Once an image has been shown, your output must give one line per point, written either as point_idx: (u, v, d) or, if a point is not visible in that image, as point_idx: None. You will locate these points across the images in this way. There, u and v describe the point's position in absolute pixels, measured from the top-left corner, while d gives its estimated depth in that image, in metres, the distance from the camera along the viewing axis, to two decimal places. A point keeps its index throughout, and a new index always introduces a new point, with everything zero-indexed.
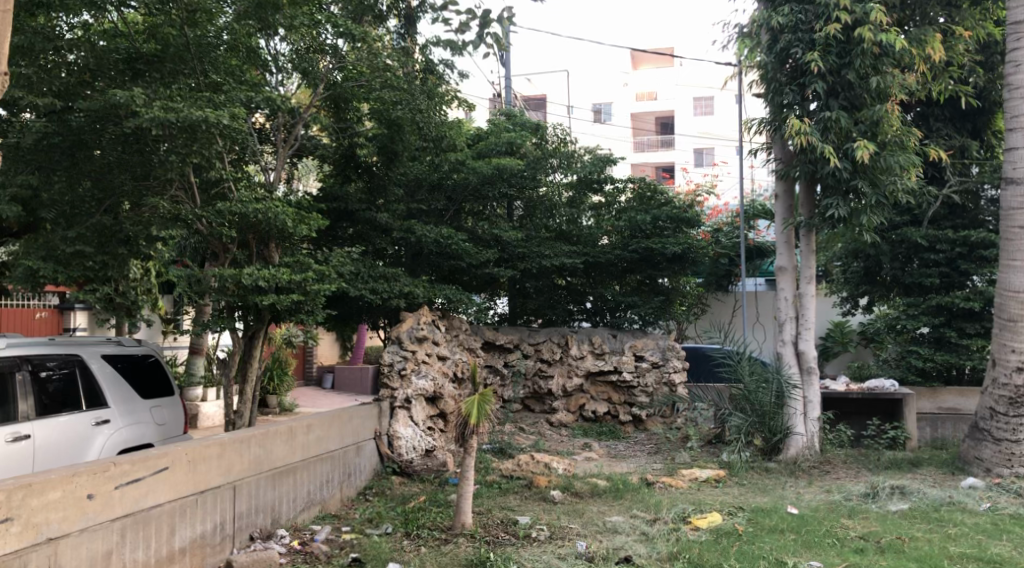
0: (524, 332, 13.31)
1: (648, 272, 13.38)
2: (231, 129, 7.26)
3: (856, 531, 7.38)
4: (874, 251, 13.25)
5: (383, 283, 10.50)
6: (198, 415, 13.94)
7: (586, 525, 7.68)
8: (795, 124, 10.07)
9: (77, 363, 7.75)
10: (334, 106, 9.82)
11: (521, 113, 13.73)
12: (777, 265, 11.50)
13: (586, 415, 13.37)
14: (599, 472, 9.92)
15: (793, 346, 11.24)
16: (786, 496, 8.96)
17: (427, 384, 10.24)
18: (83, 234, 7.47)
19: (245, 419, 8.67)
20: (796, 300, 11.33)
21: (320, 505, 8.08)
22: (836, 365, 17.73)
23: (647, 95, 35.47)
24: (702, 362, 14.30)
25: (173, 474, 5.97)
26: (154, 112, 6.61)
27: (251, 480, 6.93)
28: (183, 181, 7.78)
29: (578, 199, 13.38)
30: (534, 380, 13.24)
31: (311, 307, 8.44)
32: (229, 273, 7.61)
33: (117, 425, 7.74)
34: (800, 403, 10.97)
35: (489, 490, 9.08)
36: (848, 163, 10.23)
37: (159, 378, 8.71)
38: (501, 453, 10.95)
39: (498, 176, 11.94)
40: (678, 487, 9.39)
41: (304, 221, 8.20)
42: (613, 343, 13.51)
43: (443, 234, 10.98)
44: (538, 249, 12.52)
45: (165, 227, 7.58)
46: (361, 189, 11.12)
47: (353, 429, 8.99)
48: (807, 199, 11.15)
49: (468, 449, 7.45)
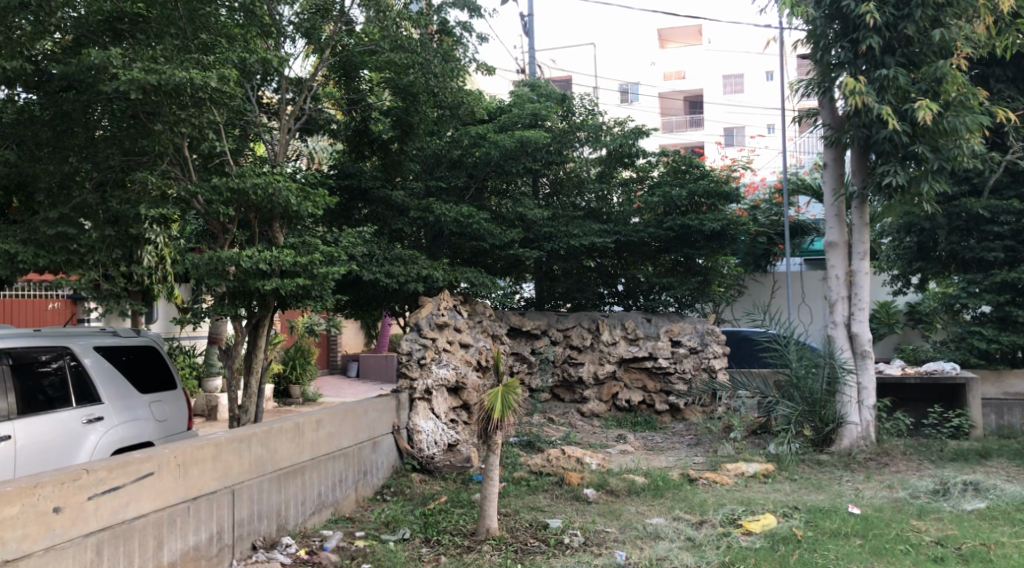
0: (552, 317, 12.53)
1: (684, 251, 12.48)
2: (221, 94, 6.64)
3: (931, 535, 6.53)
4: (929, 224, 12.22)
5: (400, 266, 9.76)
6: (217, 407, 13.46)
7: (624, 529, 6.93)
8: (850, 84, 9.08)
9: (70, 356, 7.15)
10: (343, 75, 9.24)
11: (545, 84, 12.92)
12: (827, 240, 10.58)
13: (620, 405, 12.51)
14: (636, 468, 9.11)
15: (845, 329, 10.35)
16: (845, 493, 8.11)
17: (448, 373, 9.56)
18: (66, 214, 6.74)
19: (251, 414, 7.98)
20: (848, 278, 10.41)
21: (332, 507, 7.42)
22: (883, 347, 16.75)
23: (675, 74, 34.28)
24: (743, 346, 13.43)
25: (160, 480, 5.33)
26: (132, 74, 5.96)
27: (252, 484, 6.27)
28: (176, 155, 7.17)
29: (607, 173, 12.67)
30: (563, 367, 12.47)
31: (320, 291, 7.75)
32: (227, 255, 6.95)
33: (111, 423, 7.13)
34: (854, 389, 10.09)
35: (516, 488, 8.36)
36: (908, 126, 9.29)
37: (160, 372, 8.12)
38: (529, 447, 10.21)
39: (521, 150, 11.14)
40: (724, 483, 8.59)
41: (310, 199, 7.51)
42: (647, 328, 12.59)
43: (463, 213, 10.20)
44: (566, 228, 11.74)
45: (153, 206, 6.87)
46: (376, 166, 10.39)
47: (368, 424, 8.29)
48: (859, 167, 10.20)
49: (491, 446, 6.73)
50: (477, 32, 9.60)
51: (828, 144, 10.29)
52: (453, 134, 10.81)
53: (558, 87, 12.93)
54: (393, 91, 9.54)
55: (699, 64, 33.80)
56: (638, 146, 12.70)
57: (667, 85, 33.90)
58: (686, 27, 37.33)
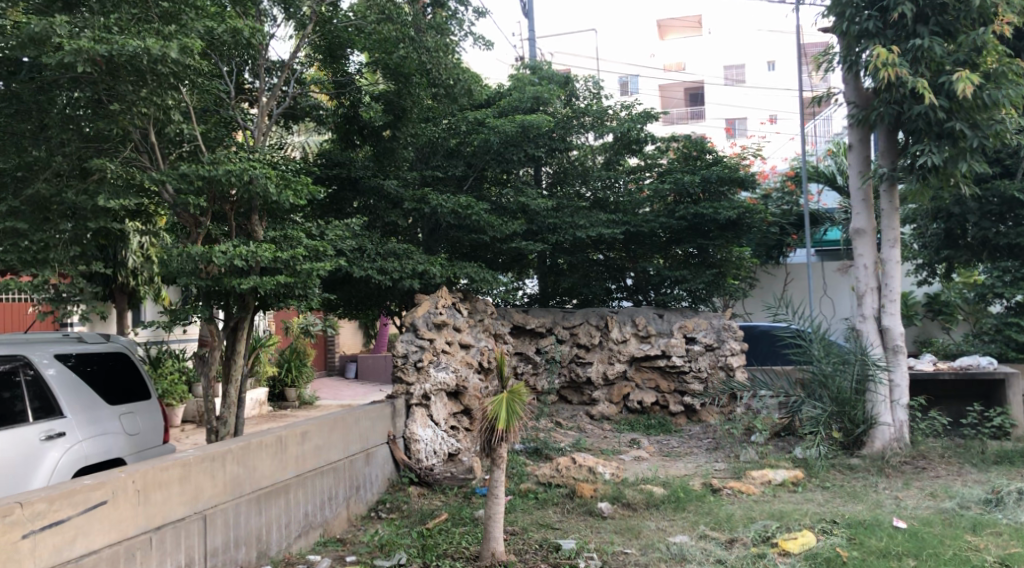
0: (557, 314, 11.82)
1: (697, 242, 11.76)
2: (184, 67, 5.87)
3: (992, 554, 5.82)
4: (959, 208, 11.45)
5: (393, 262, 9.02)
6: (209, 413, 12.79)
7: (647, 551, 6.19)
8: (882, 55, 8.38)
9: (27, 366, 6.41)
10: (329, 54, 8.51)
11: (547, 66, 12.22)
12: (852, 226, 9.88)
13: (631, 407, 11.75)
14: (653, 477, 8.38)
15: (875, 322, 9.69)
16: (885, 504, 7.43)
17: (448, 377, 8.81)
18: (16, 209, 5.97)
19: (230, 427, 7.21)
20: (877, 267, 9.74)
21: (321, 528, 6.70)
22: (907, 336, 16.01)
23: (675, 66, 33.54)
24: (761, 342, 12.70)
25: (116, 509, 4.58)
26: (79, 44, 5.17)
27: (229, 507, 5.55)
28: (140, 139, 6.40)
29: (614, 161, 11.96)
30: (570, 367, 11.78)
31: (304, 290, 7.03)
32: (197, 252, 6.20)
33: (74, 439, 6.37)
34: (886, 387, 9.40)
35: (524, 502, 7.66)
36: (945, 100, 8.55)
37: (132, 382, 7.38)
38: (536, 455, 9.50)
39: (523, 136, 10.40)
40: (750, 493, 7.91)
41: (291, 187, 6.77)
42: (659, 324, 11.86)
43: (461, 203, 9.46)
44: (572, 219, 10.99)
45: (114, 197, 6.08)
46: (368, 154, 9.64)
47: (360, 434, 7.56)
48: (888, 147, 9.53)
49: (496, 461, 5.98)
50: (473, 6, 8.90)
51: (854, 124, 9.63)
52: (449, 121, 10.23)
53: (560, 70, 12.23)
54: (383, 71, 8.82)
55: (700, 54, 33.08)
56: (647, 131, 11.95)
57: (668, 77, 33.16)
58: (687, 17, 36.55)
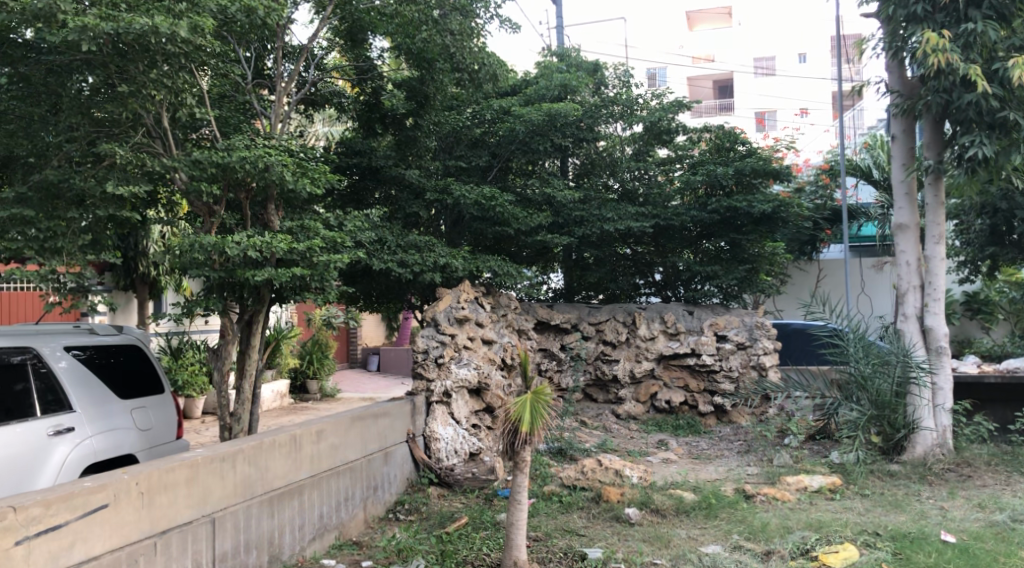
0: (583, 310, 11.46)
1: (729, 236, 11.36)
2: (195, 46, 5.61)
3: None
4: (1006, 204, 10.92)
5: (414, 254, 8.72)
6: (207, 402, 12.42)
7: (678, 562, 5.85)
8: (932, 40, 7.96)
9: (38, 358, 6.21)
10: (351, 38, 8.25)
11: (575, 54, 11.86)
12: (894, 221, 9.42)
13: (659, 406, 11.39)
14: (683, 481, 8.03)
15: (918, 322, 9.24)
16: (931, 515, 7.02)
17: (470, 374, 8.51)
18: (23, 195, 5.76)
19: (243, 424, 6.98)
20: (921, 265, 9.28)
21: (336, 531, 6.44)
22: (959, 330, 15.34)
23: (704, 57, 32.68)
24: (795, 341, 12.27)
25: (117, 512, 4.34)
26: (84, 21, 4.94)
27: (239, 509, 5.30)
28: (152, 124, 6.17)
29: (644, 152, 11.58)
30: (596, 364, 11.44)
31: (320, 283, 6.75)
32: (210, 241, 5.95)
33: (84, 434, 6.15)
34: (929, 391, 8.96)
35: (548, 506, 7.35)
36: (997, 88, 8.07)
37: (145, 376, 7.19)
38: (561, 455, 9.20)
39: (549, 125, 10.04)
40: (786, 500, 7.51)
41: (308, 175, 6.51)
42: (689, 321, 11.45)
43: (485, 195, 9.13)
44: (599, 212, 10.61)
45: (123, 183, 5.85)
46: (390, 143, 9.36)
47: (378, 433, 7.29)
48: (934, 139, 9.04)
49: (519, 465, 5.65)
50: None
51: (898, 113, 9.16)
52: (473, 110, 9.94)
53: (589, 58, 11.87)
54: (405, 56, 8.58)
55: (730, 46, 32.37)
56: (678, 121, 11.60)
57: (697, 69, 32.56)
58: (716, 8, 35.79)
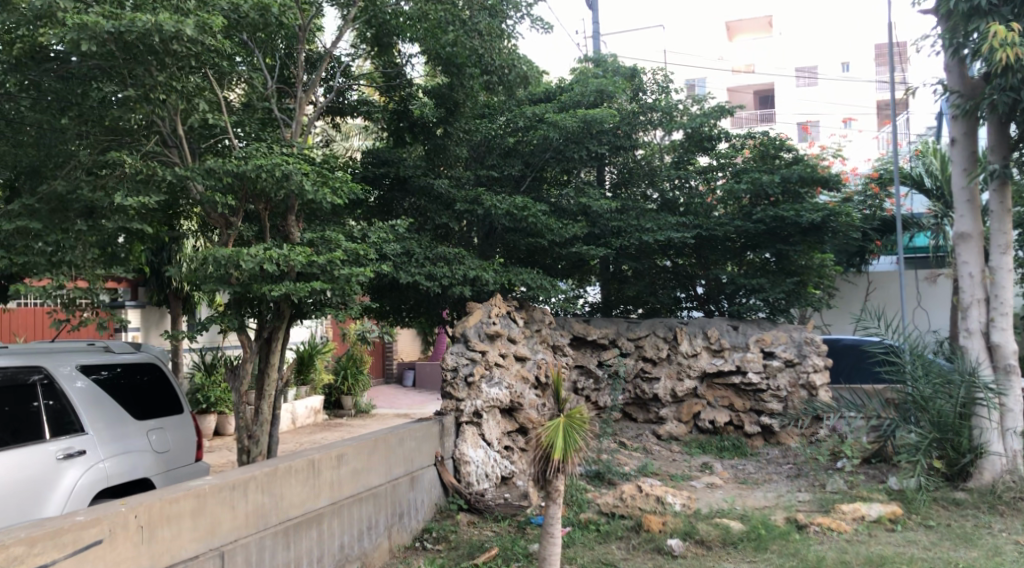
0: (621, 325, 10.95)
1: (776, 247, 10.75)
2: (204, 46, 5.37)
3: None
4: None
5: (443, 267, 8.34)
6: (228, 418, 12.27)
7: None
8: (1000, 33, 7.36)
9: (50, 377, 5.96)
10: (378, 43, 7.96)
11: (612, 60, 11.47)
12: (956, 231, 8.75)
13: (702, 426, 10.82)
14: (730, 510, 7.48)
15: (983, 338, 8.56)
16: (1006, 550, 6.38)
17: (501, 394, 8.06)
18: (32, 207, 5.54)
19: (262, 446, 6.65)
20: (985, 278, 8.60)
21: (358, 561, 6.05)
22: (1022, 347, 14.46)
23: (744, 69, 32.15)
24: (846, 358, 11.63)
25: (113, 548, 4.01)
26: (83, 18, 4.73)
27: (250, 542, 4.94)
28: (165, 131, 5.94)
29: (683, 160, 11.10)
30: (635, 383, 10.90)
31: (342, 297, 6.41)
32: (223, 254, 5.63)
33: (96, 457, 5.86)
34: (997, 412, 8.24)
35: (584, 535, 6.88)
36: None
37: (162, 395, 6.93)
38: (599, 479, 8.72)
39: (585, 132, 9.60)
40: (842, 532, 6.92)
41: (330, 185, 6.18)
42: (734, 337, 10.92)
43: (517, 204, 8.71)
44: (638, 222, 10.15)
45: (134, 194, 5.59)
46: (420, 154, 9.05)
47: (404, 456, 6.91)
48: (999, 141, 8.39)
49: (551, 496, 5.20)
50: None
51: (959, 114, 8.53)
52: (506, 117, 9.55)
53: (627, 63, 11.45)
54: (433, 62, 8.33)
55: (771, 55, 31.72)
56: (720, 127, 11.12)
57: (737, 79, 31.95)
58: (757, 17, 35.01)
